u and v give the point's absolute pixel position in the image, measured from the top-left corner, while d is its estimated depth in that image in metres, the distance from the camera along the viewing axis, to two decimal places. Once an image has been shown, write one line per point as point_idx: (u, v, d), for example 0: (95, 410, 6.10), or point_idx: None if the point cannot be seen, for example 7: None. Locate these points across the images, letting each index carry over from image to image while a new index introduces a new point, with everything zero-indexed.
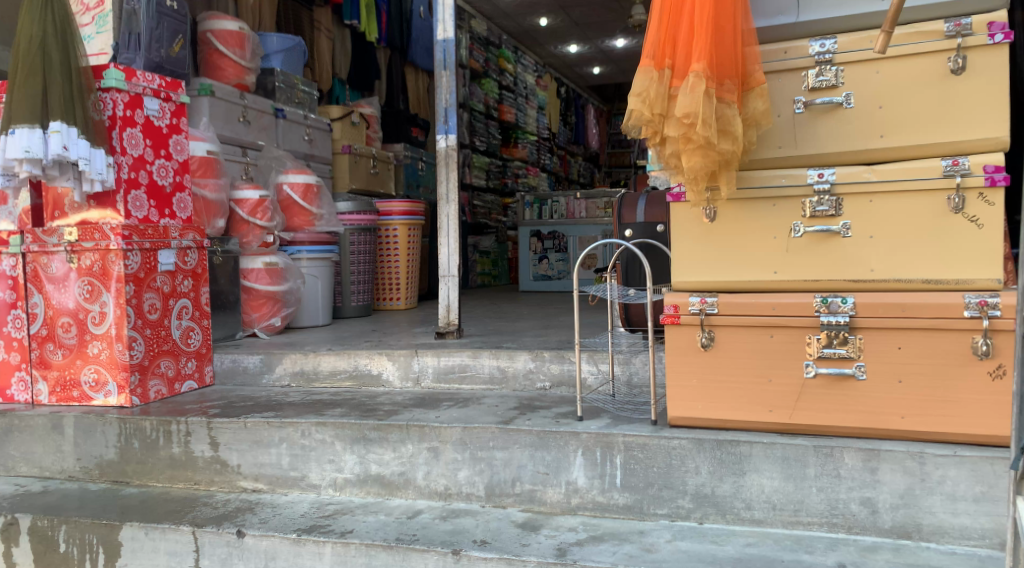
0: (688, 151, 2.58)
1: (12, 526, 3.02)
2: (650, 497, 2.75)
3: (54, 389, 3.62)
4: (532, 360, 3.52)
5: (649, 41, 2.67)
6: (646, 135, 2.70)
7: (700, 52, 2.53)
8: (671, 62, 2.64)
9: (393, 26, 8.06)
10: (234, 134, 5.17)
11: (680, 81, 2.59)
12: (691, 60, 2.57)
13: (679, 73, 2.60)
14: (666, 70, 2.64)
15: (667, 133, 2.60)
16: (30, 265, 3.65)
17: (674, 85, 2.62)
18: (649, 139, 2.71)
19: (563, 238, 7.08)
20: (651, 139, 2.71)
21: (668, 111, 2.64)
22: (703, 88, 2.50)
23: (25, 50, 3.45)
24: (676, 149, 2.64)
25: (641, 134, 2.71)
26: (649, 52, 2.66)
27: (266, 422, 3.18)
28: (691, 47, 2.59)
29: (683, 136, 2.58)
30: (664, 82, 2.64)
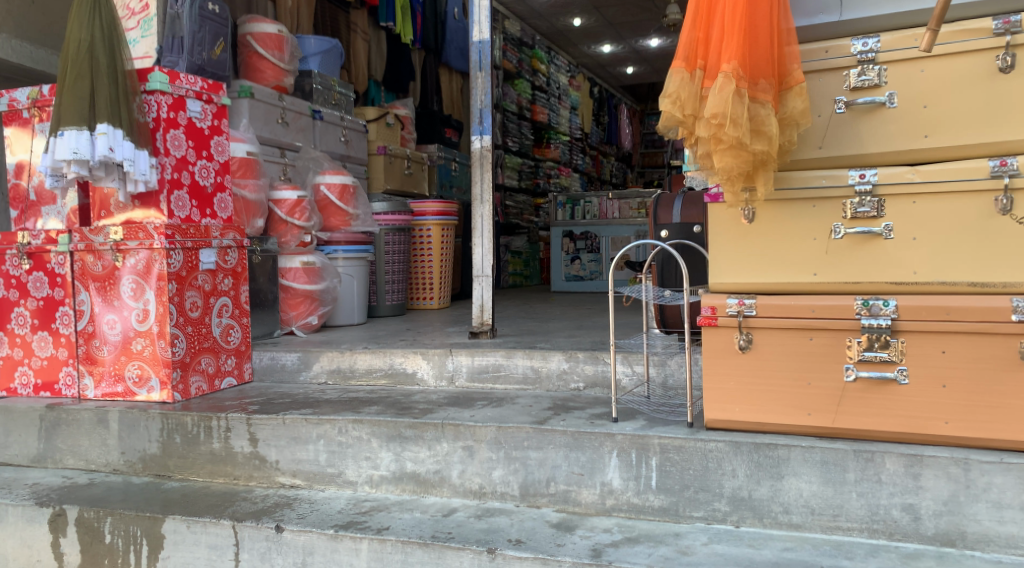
0: (720, 151, 2.56)
1: (60, 517, 3.11)
2: (687, 499, 2.75)
3: (100, 384, 3.70)
4: (566, 360, 3.53)
5: (683, 42, 2.68)
6: (682, 134, 2.73)
7: (731, 52, 2.52)
8: (703, 62, 2.64)
9: (427, 27, 8.15)
10: (273, 135, 5.24)
11: (711, 81, 2.58)
12: (721, 61, 2.57)
13: (710, 73, 2.59)
14: (698, 71, 2.64)
15: (698, 133, 2.60)
16: (77, 263, 3.71)
17: (705, 85, 2.61)
18: (685, 139, 2.74)
19: (596, 238, 7.04)
20: (687, 139, 2.73)
21: (700, 111, 2.64)
22: (732, 88, 2.49)
23: (73, 55, 3.53)
24: (708, 149, 2.63)
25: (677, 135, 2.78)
26: (682, 53, 2.66)
27: (304, 419, 3.23)
28: (722, 48, 2.59)
29: (713, 137, 2.57)
30: (696, 82, 2.65)
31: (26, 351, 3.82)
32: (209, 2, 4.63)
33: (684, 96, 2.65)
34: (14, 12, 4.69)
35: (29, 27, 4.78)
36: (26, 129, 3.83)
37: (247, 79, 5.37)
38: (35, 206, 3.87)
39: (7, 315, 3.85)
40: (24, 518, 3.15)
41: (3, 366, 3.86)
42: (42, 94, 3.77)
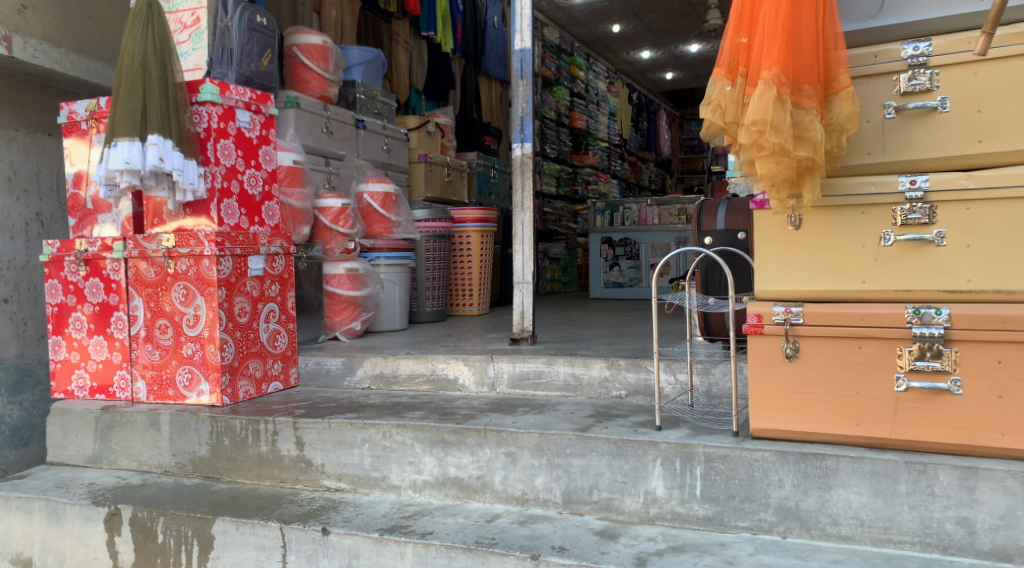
0: (761, 159, 2.56)
1: (115, 516, 3.20)
2: (732, 508, 2.74)
3: (152, 387, 3.79)
4: (608, 368, 3.53)
5: (725, 49, 2.69)
6: (726, 141, 2.73)
7: (771, 59, 2.51)
8: (745, 69, 2.64)
9: (468, 36, 8.21)
10: (318, 144, 5.34)
11: (751, 88, 2.57)
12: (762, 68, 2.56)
13: (751, 80, 2.59)
14: (739, 78, 2.64)
15: (739, 140, 2.59)
16: (132, 270, 3.81)
17: (747, 92, 2.61)
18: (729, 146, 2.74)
19: (636, 245, 6.98)
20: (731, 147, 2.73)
21: (742, 118, 2.64)
22: (772, 94, 2.49)
23: (128, 68, 3.66)
24: (750, 156, 2.62)
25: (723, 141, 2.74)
26: (724, 60, 2.67)
27: (350, 423, 3.28)
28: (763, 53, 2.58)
29: (754, 144, 2.56)
30: (738, 90, 2.65)
31: (82, 354, 3.92)
32: (259, 14, 4.67)
33: (726, 103, 2.66)
34: (71, 27, 4.84)
35: (86, 41, 4.94)
36: (84, 140, 3.95)
37: (293, 89, 5.48)
38: (92, 214, 3.99)
39: (64, 320, 3.94)
40: (81, 517, 3.25)
41: (60, 369, 3.97)
42: (100, 106, 3.89)
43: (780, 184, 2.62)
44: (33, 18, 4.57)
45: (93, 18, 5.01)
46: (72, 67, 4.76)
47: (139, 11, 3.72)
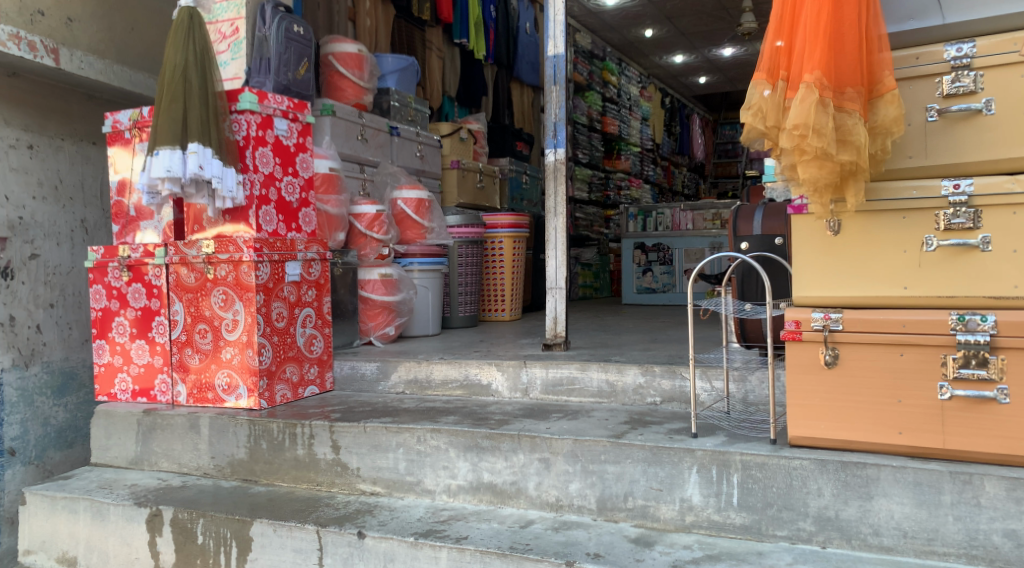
0: (804, 163, 2.54)
1: (156, 517, 3.26)
2: (770, 517, 2.72)
3: (191, 391, 3.85)
4: (642, 374, 3.52)
5: (765, 54, 2.68)
6: (767, 146, 2.72)
7: (812, 63, 2.51)
8: (786, 73, 2.63)
9: (500, 42, 8.25)
10: (353, 151, 5.39)
11: (793, 92, 2.56)
12: (803, 72, 2.55)
13: (793, 84, 2.58)
14: (780, 82, 2.63)
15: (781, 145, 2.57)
16: (173, 276, 3.88)
17: (788, 96, 2.59)
18: (771, 151, 2.72)
19: (669, 250, 6.97)
20: (772, 152, 2.72)
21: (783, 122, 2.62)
22: (814, 98, 2.48)
23: (169, 78, 3.74)
24: (791, 160, 2.60)
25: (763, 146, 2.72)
26: (765, 65, 2.67)
27: (385, 427, 3.31)
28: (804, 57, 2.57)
29: (796, 149, 2.54)
30: (779, 94, 2.64)
31: (124, 358, 4.00)
32: (296, 24, 4.74)
33: (766, 108, 2.64)
34: (115, 39, 4.95)
35: (129, 52, 5.05)
36: (128, 149, 4.04)
37: (328, 97, 5.55)
38: (135, 221, 4.07)
39: (108, 324, 4.02)
40: (124, 517, 3.31)
41: (103, 372, 4.05)
42: (143, 116, 3.98)
43: (823, 189, 2.60)
44: (79, 30, 4.68)
45: (136, 29, 5.12)
46: (116, 77, 4.86)
47: (181, 23, 3.81)
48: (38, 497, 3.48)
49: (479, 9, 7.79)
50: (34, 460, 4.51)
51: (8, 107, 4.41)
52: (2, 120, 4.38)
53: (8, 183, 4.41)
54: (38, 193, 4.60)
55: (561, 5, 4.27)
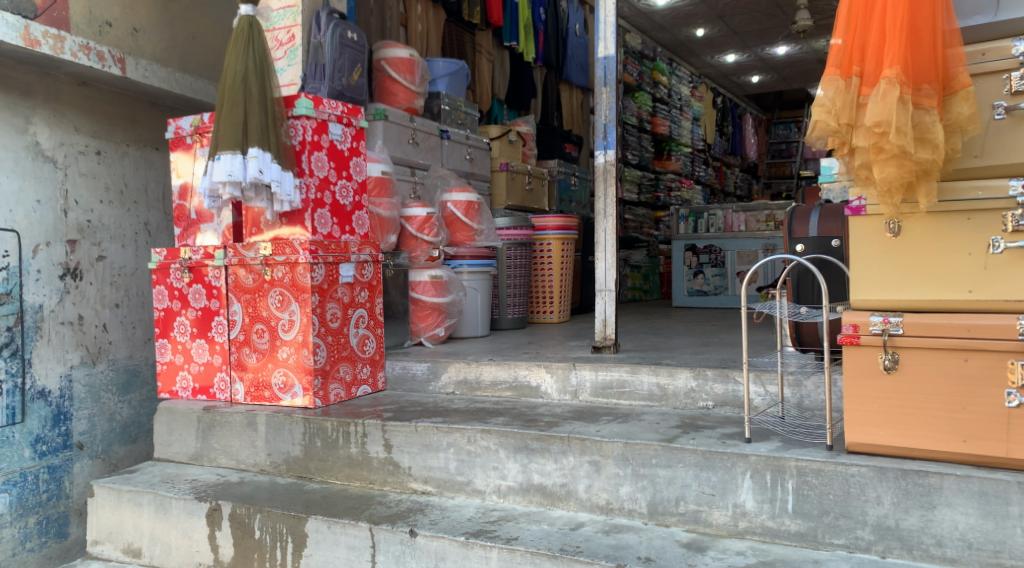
0: (880, 162, 2.53)
1: (216, 511, 3.34)
2: (826, 525, 2.69)
3: (249, 389, 3.94)
4: (694, 378, 3.50)
5: (837, 48, 2.63)
6: (833, 145, 2.67)
7: (892, 56, 2.49)
8: (860, 69, 2.59)
9: (550, 44, 8.26)
10: (404, 155, 5.46)
11: (870, 88, 2.55)
12: (882, 67, 2.53)
13: (870, 81, 2.55)
14: (853, 78, 2.59)
15: (856, 143, 2.57)
16: (231, 277, 3.97)
17: (863, 93, 2.56)
18: (837, 149, 2.67)
19: (721, 252, 6.90)
20: (838, 150, 2.67)
21: (855, 120, 2.59)
22: (896, 94, 2.47)
23: (230, 85, 3.83)
24: (866, 159, 2.58)
25: (827, 145, 2.67)
26: (836, 60, 2.62)
27: (436, 427, 3.35)
28: (882, 52, 2.54)
29: (873, 147, 2.54)
30: (852, 90, 2.59)
31: (185, 356, 4.11)
32: (350, 30, 4.82)
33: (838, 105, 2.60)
34: (177, 49, 5.12)
35: (191, 61, 5.22)
36: (189, 154, 4.16)
37: (381, 101, 5.62)
38: (196, 223, 4.18)
39: (170, 324, 4.13)
40: (185, 511, 3.41)
41: (165, 370, 4.17)
42: (204, 122, 4.08)
43: (894, 190, 2.57)
44: (144, 40, 4.88)
45: (197, 39, 5.28)
46: (178, 85, 4.99)
47: (241, 31, 3.92)
48: (105, 490, 3.61)
49: (528, 12, 7.82)
50: (101, 454, 4.67)
51: (77, 114, 4.58)
52: (72, 127, 4.55)
53: (77, 188, 4.57)
54: (106, 197, 4.76)
55: (611, 7, 4.27)
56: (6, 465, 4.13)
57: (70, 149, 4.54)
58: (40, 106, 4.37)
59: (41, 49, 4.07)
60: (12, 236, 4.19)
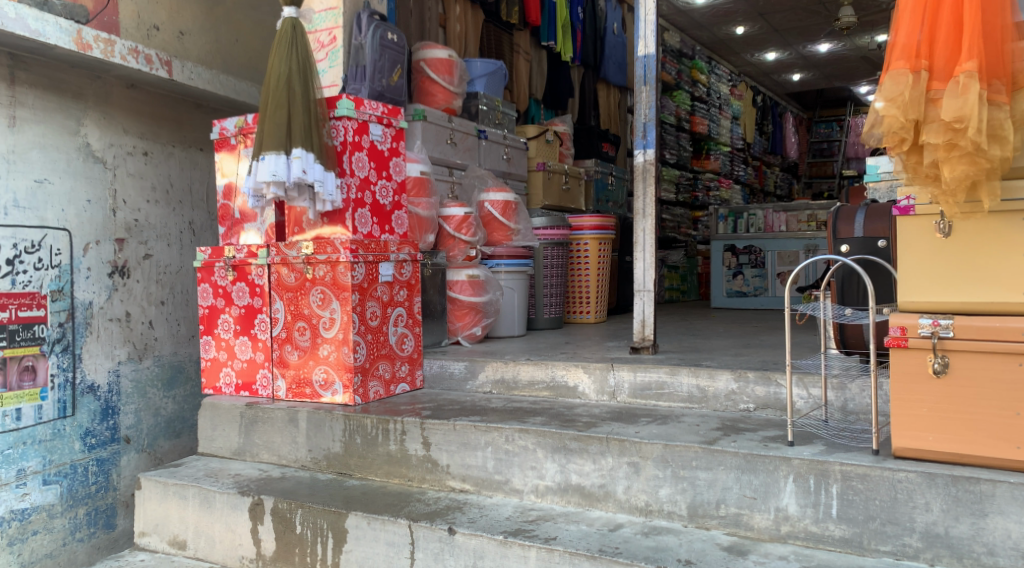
0: (952, 159, 2.49)
1: (258, 505, 3.39)
2: (872, 531, 2.65)
3: (290, 386, 3.99)
4: (735, 380, 3.47)
5: (902, 41, 2.57)
6: (890, 142, 2.60)
7: (969, 50, 2.46)
8: (928, 63, 2.54)
9: (587, 44, 8.24)
10: (443, 155, 5.49)
11: (941, 83, 2.51)
12: (957, 61, 2.49)
13: (942, 76, 2.52)
14: (923, 73, 2.53)
15: (926, 139, 2.52)
16: (274, 275, 4.02)
17: (933, 88, 2.52)
18: (892, 147, 2.61)
19: (761, 253, 6.81)
20: (894, 147, 2.61)
21: (922, 115, 2.54)
22: (976, 89, 2.43)
23: (274, 86, 3.89)
24: (933, 156, 2.53)
25: (884, 142, 2.61)
26: (903, 53, 2.56)
27: (474, 425, 3.36)
28: (956, 47, 2.50)
29: (945, 143, 2.49)
30: (920, 85, 2.54)
31: (229, 353, 4.17)
32: (390, 32, 4.85)
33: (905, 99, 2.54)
34: (222, 51, 5.20)
35: (234, 63, 5.30)
36: (233, 154, 4.22)
37: (419, 102, 5.65)
38: (240, 222, 4.24)
39: (214, 321, 4.20)
40: (229, 505, 3.47)
41: (210, 366, 4.24)
42: (248, 123, 4.14)
43: (956, 189, 2.52)
44: (190, 42, 4.96)
45: (240, 41, 5.35)
46: (222, 87, 5.07)
47: (285, 33, 3.96)
48: (152, 483, 3.68)
49: (566, 11, 7.81)
50: (146, 448, 4.77)
51: (125, 116, 4.68)
52: (121, 129, 4.65)
53: (125, 188, 4.66)
54: (152, 197, 4.85)
55: (652, 5, 4.24)
56: (58, 457, 4.24)
57: (119, 150, 4.63)
58: (90, 108, 4.47)
59: (92, 53, 4.16)
60: (63, 234, 4.29)
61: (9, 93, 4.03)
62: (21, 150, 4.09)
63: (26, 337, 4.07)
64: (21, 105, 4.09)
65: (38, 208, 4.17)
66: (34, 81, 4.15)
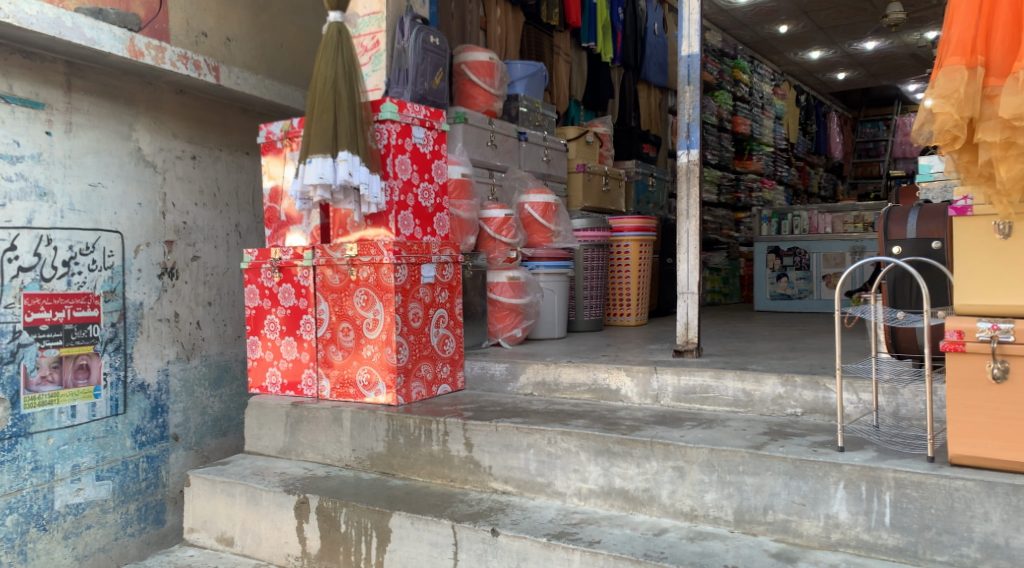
0: (1008, 158, 2.45)
1: (304, 504, 3.43)
2: (927, 540, 2.60)
3: (335, 386, 4.03)
4: (782, 385, 3.42)
5: (958, 36, 2.52)
6: (941, 140, 2.53)
7: None
8: (983, 59, 2.49)
9: (628, 44, 8.20)
10: (483, 157, 5.51)
11: (997, 81, 2.48)
12: (1015, 59, 2.45)
13: (997, 75, 2.49)
14: (979, 68, 2.49)
15: (982, 137, 2.48)
16: (319, 276, 4.06)
17: (989, 85, 2.49)
18: (942, 144, 2.55)
19: (806, 255, 6.70)
20: (944, 145, 2.55)
21: (977, 113, 2.49)
22: None
23: (321, 90, 3.94)
24: (988, 155, 2.49)
25: (934, 139, 2.54)
26: (958, 48, 2.51)
27: (516, 427, 3.36)
28: (1013, 45, 2.47)
29: (1002, 142, 2.46)
30: (977, 81, 2.49)
31: (275, 353, 4.22)
32: (433, 35, 4.91)
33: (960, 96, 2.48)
34: (267, 56, 5.28)
35: (279, 68, 5.37)
36: (280, 158, 4.28)
37: (460, 105, 5.68)
38: (286, 225, 4.29)
39: (261, 321, 4.25)
40: (275, 503, 3.51)
41: (256, 366, 4.30)
42: (294, 127, 4.21)
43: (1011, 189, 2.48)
44: (236, 48, 5.04)
45: (284, 46, 5.42)
46: (268, 91, 5.13)
47: (330, 38, 4.03)
48: (201, 480, 3.74)
49: (607, 12, 7.78)
50: (194, 446, 4.85)
51: (175, 121, 4.77)
52: (171, 134, 4.74)
53: (174, 191, 4.75)
54: (200, 200, 4.93)
55: (695, 5, 4.21)
56: (110, 453, 4.33)
57: (169, 154, 4.72)
58: (142, 114, 4.56)
59: (144, 60, 4.25)
60: (116, 237, 4.38)
61: (65, 99, 4.14)
62: (76, 155, 4.20)
63: (80, 336, 4.18)
64: (76, 111, 4.20)
65: (92, 211, 4.26)
66: (89, 88, 4.26)
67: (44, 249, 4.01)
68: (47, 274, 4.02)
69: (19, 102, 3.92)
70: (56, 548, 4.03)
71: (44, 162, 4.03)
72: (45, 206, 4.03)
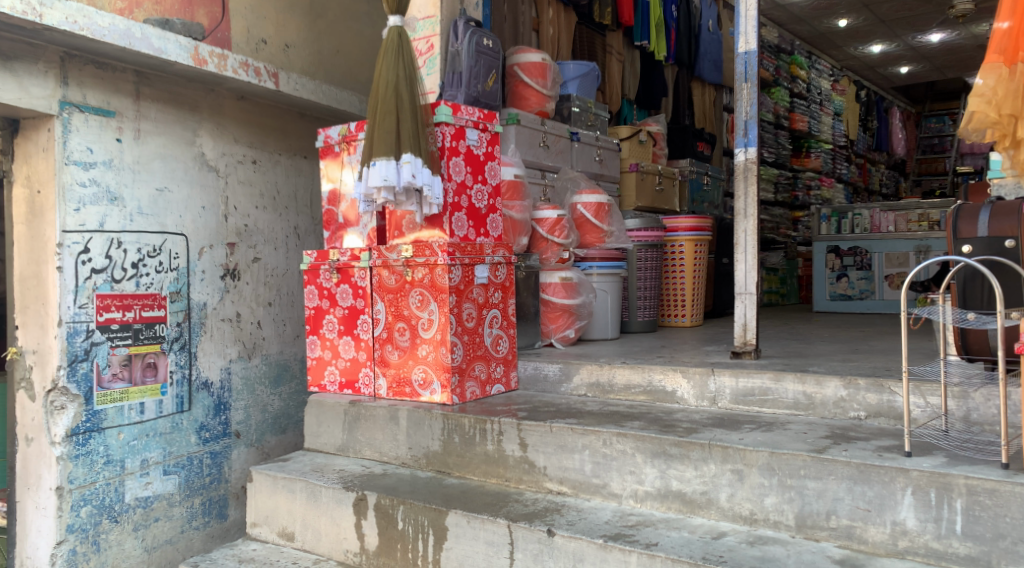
0: None
1: (362, 501, 3.48)
2: (1001, 549, 2.53)
3: (391, 385, 4.07)
4: (844, 387, 3.35)
5: (1000, 40, 3.11)
6: (993, 137, 3.14)
7: None
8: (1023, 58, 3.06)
9: (682, 42, 8.12)
10: (536, 158, 5.50)
11: None
12: None
13: None
14: (1017, 66, 3.07)
15: None
16: (376, 278, 4.10)
17: None
18: (996, 141, 3.15)
19: (868, 254, 6.55)
20: (998, 142, 3.16)
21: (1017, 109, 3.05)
22: None
23: (382, 93, 3.99)
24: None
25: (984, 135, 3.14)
26: (1000, 48, 3.10)
27: (571, 428, 3.36)
28: None
29: None
30: (1017, 77, 3.07)
31: (333, 352, 4.29)
32: (486, 38, 4.87)
33: (999, 94, 3.07)
34: (324, 62, 5.36)
35: (336, 73, 5.45)
36: (337, 161, 4.34)
37: (513, 107, 5.69)
38: (343, 227, 4.35)
39: (320, 321, 4.32)
40: (334, 499, 3.57)
41: (315, 365, 4.37)
42: (351, 131, 4.27)
43: None
44: (295, 55, 5.13)
45: (342, 51, 5.51)
46: (325, 96, 5.21)
47: (390, 42, 4.09)
48: (263, 476, 3.82)
49: (660, 10, 7.73)
50: (255, 442, 4.95)
51: (236, 127, 4.88)
52: (232, 138, 4.85)
53: (236, 195, 4.86)
54: (261, 203, 5.03)
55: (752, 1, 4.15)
56: (176, 449, 4.45)
57: (230, 159, 4.83)
58: (205, 120, 4.67)
59: (208, 68, 4.35)
60: (181, 239, 4.50)
61: (134, 107, 4.28)
62: (144, 161, 4.32)
63: (148, 335, 4.30)
64: (145, 118, 4.33)
65: (158, 215, 4.38)
66: (156, 96, 4.39)
67: (115, 251, 4.14)
68: (118, 275, 4.14)
69: (92, 111, 4.06)
70: (127, 539, 4.16)
71: (115, 167, 4.16)
72: (116, 210, 4.16)
